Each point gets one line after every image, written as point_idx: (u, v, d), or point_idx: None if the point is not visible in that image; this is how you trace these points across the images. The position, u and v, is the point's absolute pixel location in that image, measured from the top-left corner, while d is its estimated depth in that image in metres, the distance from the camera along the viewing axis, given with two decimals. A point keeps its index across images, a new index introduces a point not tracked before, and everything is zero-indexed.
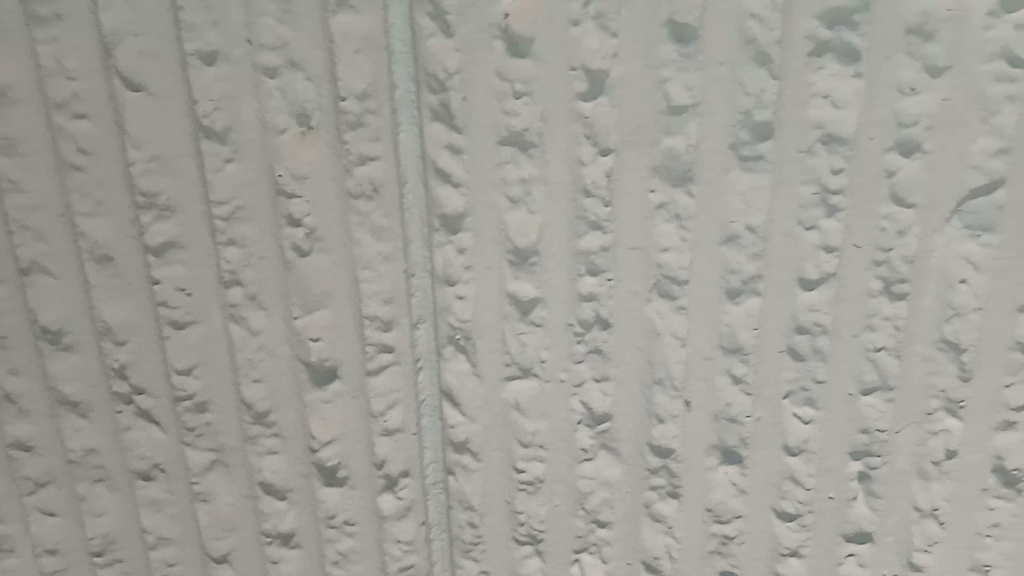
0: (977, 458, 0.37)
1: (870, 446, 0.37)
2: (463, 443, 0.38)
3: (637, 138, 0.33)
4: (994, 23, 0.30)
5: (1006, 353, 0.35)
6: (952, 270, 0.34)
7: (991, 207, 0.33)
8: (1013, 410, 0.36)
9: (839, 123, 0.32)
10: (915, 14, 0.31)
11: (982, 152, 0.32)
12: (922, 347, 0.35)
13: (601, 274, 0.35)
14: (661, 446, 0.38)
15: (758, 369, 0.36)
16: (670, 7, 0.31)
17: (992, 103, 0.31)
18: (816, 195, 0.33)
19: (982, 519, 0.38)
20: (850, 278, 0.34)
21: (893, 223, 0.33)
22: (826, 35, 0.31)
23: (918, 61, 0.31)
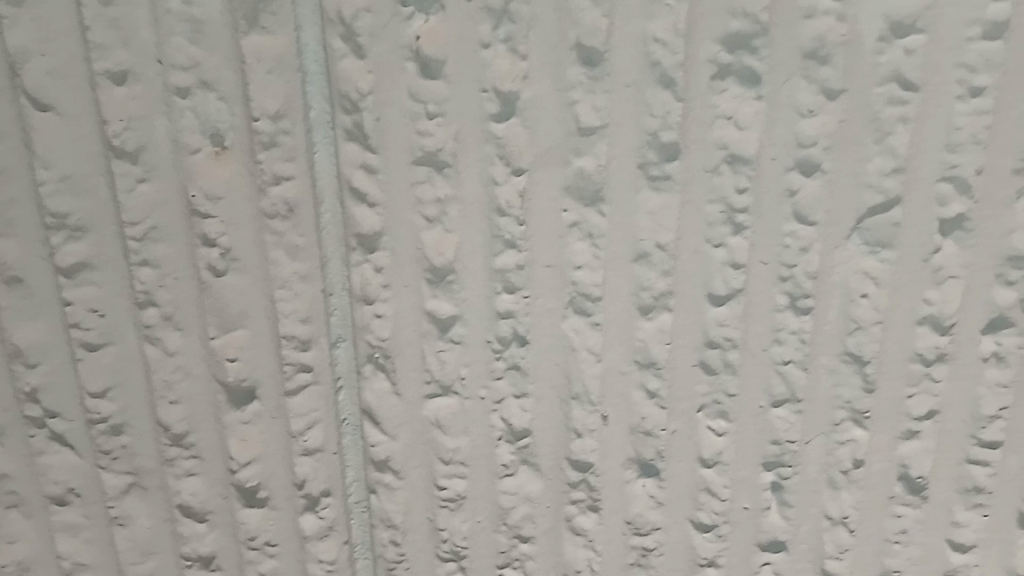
0: (883, 467, 0.39)
1: (781, 457, 0.38)
2: (384, 461, 0.38)
3: (549, 159, 0.34)
4: (884, 48, 0.32)
5: (905, 365, 0.37)
6: (853, 285, 0.35)
7: (888, 224, 0.34)
8: (915, 419, 0.38)
9: (741, 144, 0.33)
10: (811, 39, 0.32)
11: (878, 172, 0.33)
12: (828, 359, 0.37)
13: (517, 291, 0.36)
14: (580, 461, 0.39)
15: (672, 383, 0.37)
16: (576, 30, 0.32)
17: (886, 124, 0.33)
18: (722, 214, 0.34)
19: (890, 525, 0.40)
20: (757, 294, 0.36)
21: (796, 240, 0.34)
22: (727, 59, 0.32)
23: (815, 85, 0.32)
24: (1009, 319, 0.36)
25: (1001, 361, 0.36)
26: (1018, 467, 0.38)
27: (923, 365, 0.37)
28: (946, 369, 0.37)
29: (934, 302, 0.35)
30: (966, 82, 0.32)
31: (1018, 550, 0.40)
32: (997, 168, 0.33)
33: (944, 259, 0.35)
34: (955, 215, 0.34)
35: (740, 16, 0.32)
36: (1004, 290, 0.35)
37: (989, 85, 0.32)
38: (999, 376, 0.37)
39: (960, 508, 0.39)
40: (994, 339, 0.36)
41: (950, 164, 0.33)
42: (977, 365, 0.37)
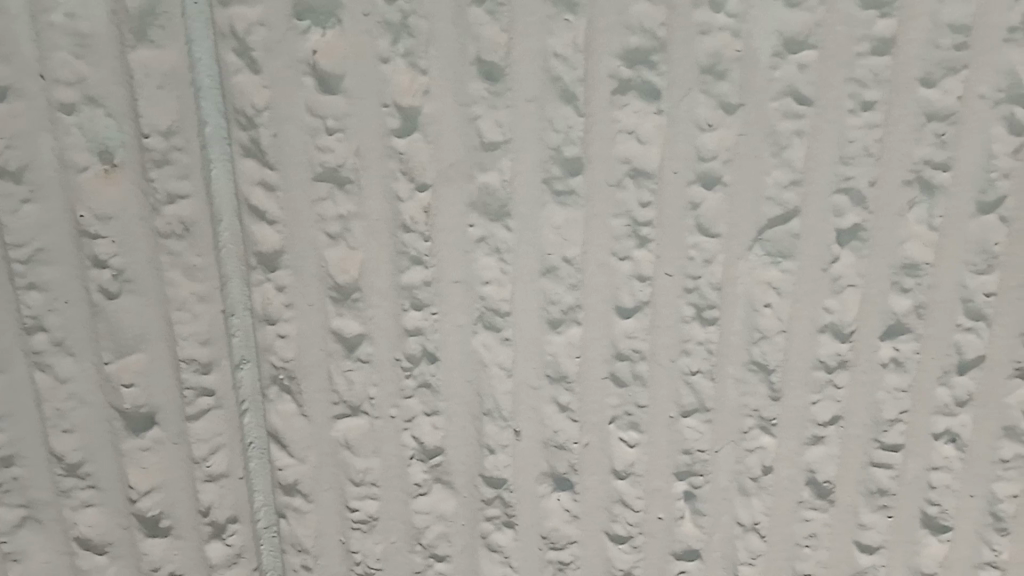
0: (791, 473, 0.39)
1: (693, 466, 0.39)
2: (292, 485, 0.37)
3: (453, 174, 0.33)
4: (779, 63, 0.32)
5: (809, 372, 0.37)
6: (756, 295, 0.36)
7: (789, 235, 0.35)
8: (820, 424, 0.38)
9: (643, 158, 0.33)
10: (707, 54, 0.32)
11: (777, 184, 0.34)
12: (734, 369, 0.37)
13: (425, 308, 0.35)
14: (494, 477, 0.38)
15: (584, 397, 0.37)
16: (476, 45, 0.32)
17: (783, 138, 0.33)
18: (627, 227, 0.34)
19: (800, 530, 0.40)
20: (664, 306, 0.36)
21: (700, 252, 0.35)
22: (627, 74, 0.32)
23: (713, 99, 0.33)
24: (905, 326, 0.37)
25: (900, 367, 0.37)
26: (920, 469, 0.39)
27: (826, 372, 0.37)
28: (848, 376, 0.38)
29: (834, 311, 0.36)
30: (858, 97, 0.33)
31: (923, 549, 0.41)
32: (890, 179, 0.34)
33: (843, 269, 0.35)
34: (851, 226, 0.35)
35: (637, 31, 0.32)
36: (900, 298, 0.36)
37: (879, 99, 0.33)
38: (899, 381, 0.38)
39: (866, 511, 0.40)
40: (891, 345, 0.37)
41: (845, 176, 0.34)
42: (877, 370, 0.38)
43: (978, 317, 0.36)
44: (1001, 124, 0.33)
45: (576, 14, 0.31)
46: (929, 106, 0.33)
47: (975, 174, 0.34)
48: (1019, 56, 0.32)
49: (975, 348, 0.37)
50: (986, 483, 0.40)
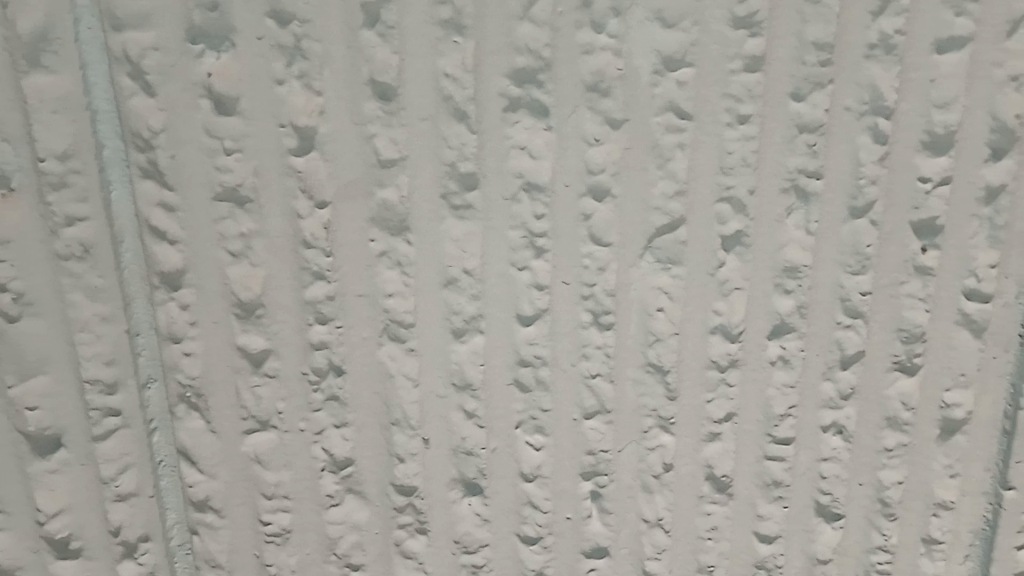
0: (690, 469, 0.41)
1: (597, 466, 0.40)
2: (203, 501, 0.38)
3: (352, 191, 0.34)
4: (659, 80, 0.34)
5: (702, 371, 0.39)
6: (649, 300, 0.38)
7: (676, 242, 0.37)
8: (715, 421, 0.40)
9: (536, 173, 0.35)
10: (591, 73, 0.34)
11: (662, 195, 0.36)
12: (632, 371, 0.39)
13: (330, 322, 0.36)
14: (404, 485, 0.39)
15: (489, 403, 0.39)
16: (369, 67, 0.33)
17: (666, 150, 0.35)
18: (523, 238, 0.36)
19: (702, 523, 0.42)
20: (563, 313, 0.37)
21: (594, 260, 0.37)
22: (517, 92, 0.34)
23: (599, 115, 0.34)
24: (789, 326, 0.39)
25: (787, 364, 0.40)
26: (811, 460, 0.42)
27: (718, 372, 0.39)
28: (739, 374, 0.40)
29: (723, 312, 0.38)
30: (734, 110, 0.35)
31: (818, 537, 0.43)
32: (767, 188, 0.36)
33: (728, 273, 0.38)
34: (734, 232, 0.37)
35: (523, 52, 0.33)
36: (783, 299, 0.38)
37: (754, 113, 0.35)
38: (786, 377, 0.40)
39: (763, 502, 0.42)
40: (778, 344, 0.39)
41: (726, 185, 0.36)
42: (766, 368, 0.40)
43: (856, 314, 0.39)
44: (867, 134, 0.36)
45: (464, 36, 0.33)
46: (800, 119, 0.35)
47: (845, 181, 0.37)
48: (879, 71, 0.35)
49: (855, 345, 0.40)
50: (872, 471, 0.42)
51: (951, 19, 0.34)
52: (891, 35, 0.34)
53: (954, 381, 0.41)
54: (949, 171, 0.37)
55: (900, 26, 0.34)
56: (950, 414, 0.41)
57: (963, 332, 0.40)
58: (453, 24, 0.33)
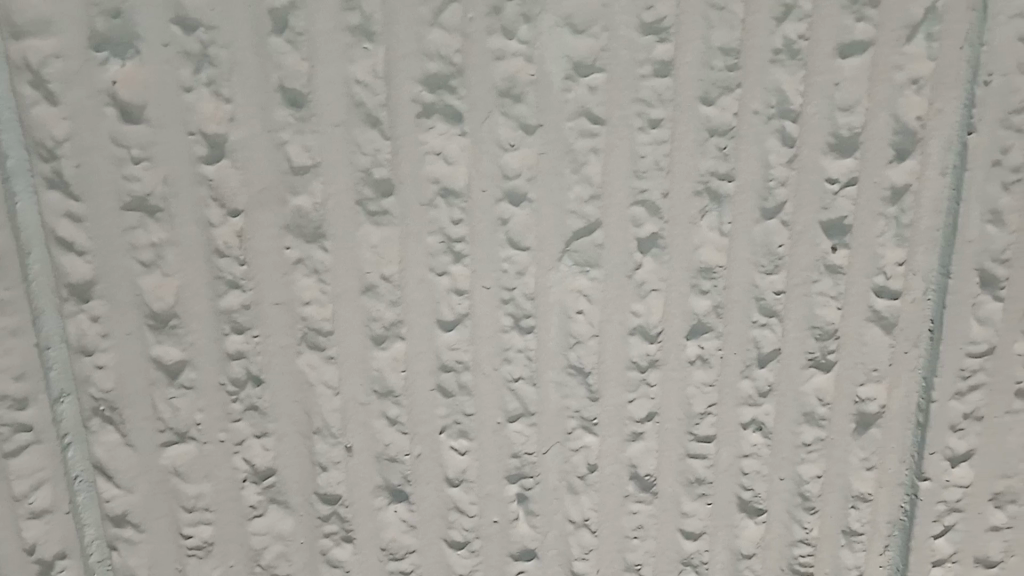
0: (615, 469, 0.42)
1: (522, 469, 0.41)
2: (121, 516, 0.37)
3: (265, 199, 0.34)
4: (571, 86, 0.35)
5: (624, 372, 0.40)
6: (569, 303, 0.38)
7: (592, 245, 0.37)
8: (638, 421, 0.41)
9: (451, 178, 0.35)
10: (503, 78, 0.34)
11: (578, 199, 0.36)
12: (554, 373, 0.39)
13: (246, 331, 0.36)
14: (328, 493, 0.39)
15: (412, 409, 0.39)
16: (279, 74, 0.33)
17: (581, 155, 0.36)
18: (442, 243, 0.36)
19: (628, 522, 0.43)
20: (484, 317, 0.38)
21: (513, 264, 0.37)
22: (430, 98, 0.34)
23: (512, 120, 0.35)
24: (706, 325, 0.40)
25: (706, 363, 0.40)
26: (732, 457, 0.43)
27: (638, 372, 0.40)
28: (659, 374, 0.40)
29: (641, 314, 0.39)
30: (645, 115, 0.36)
31: (742, 532, 0.44)
32: (680, 191, 0.37)
33: (646, 274, 0.38)
34: (650, 235, 0.38)
35: (435, 58, 0.33)
36: (699, 299, 0.39)
37: (664, 117, 0.36)
38: (705, 376, 0.41)
39: (687, 500, 0.43)
40: (696, 343, 0.40)
41: (640, 188, 0.37)
42: (686, 367, 0.40)
43: (771, 313, 0.40)
44: (775, 137, 0.37)
45: (374, 43, 0.33)
46: (710, 122, 0.36)
47: (756, 183, 0.37)
48: (784, 76, 0.36)
49: (771, 342, 0.40)
50: (792, 466, 0.43)
51: (852, 24, 0.36)
52: (795, 40, 0.35)
53: (867, 376, 0.42)
54: (855, 172, 0.38)
55: (803, 32, 0.35)
56: (864, 408, 0.42)
57: (874, 327, 0.41)
58: (363, 30, 0.33)
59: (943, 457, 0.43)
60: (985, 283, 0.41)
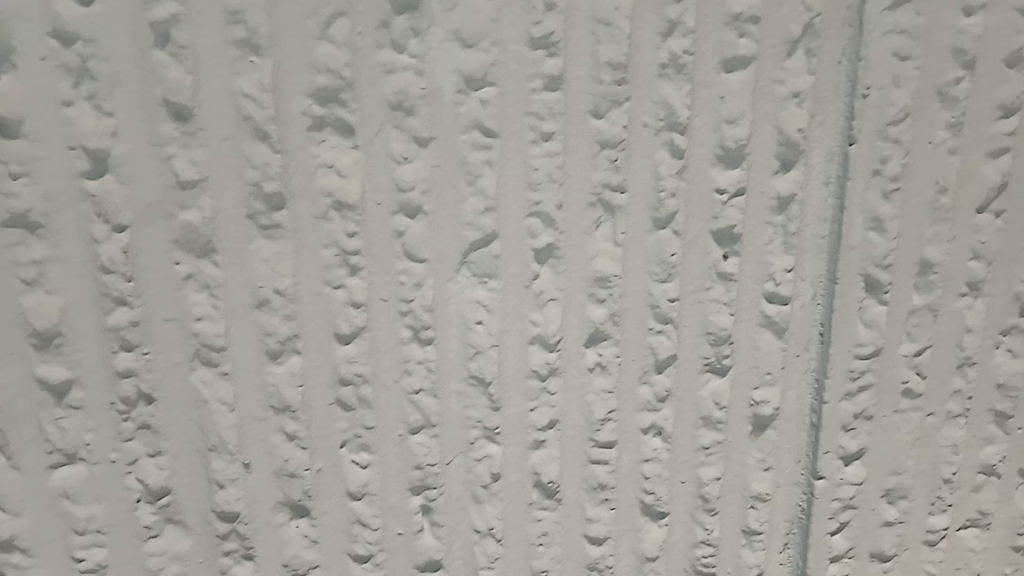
0: (519, 477, 0.42)
1: (425, 480, 0.41)
2: (8, 541, 0.36)
3: (151, 214, 0.34)
4: (463, 99, 0.35)
5: (524, 381, 0.40)
6: (467, 313, 0.38)
7: (489, 257, 0.38)
8: (539, 429, 0.41)
9: (345, 192, 0.35)
10: (394, 92, 0.34)
11: (473, 211, 0.37)
12: (456, 384, 0.40)
13: (136, 348, 0.35)
14: (226, 511, 0.38)
15: (311, 424, 0.38)
16: (163, 87, 0.32)
17: (475, 167, 0.36)
18: (337, 257, 0.36)
19: (533, 530, 0.43)
20: (382, 330, 0.38)
21: (410, 276, 0.37)
22: (320, 111, 0.34)
23: (405, 133, 0.35)
24: (604, 333, 0.40)
25: (604, 370, 0.41)
26: (634, 462, 0.43)
27: (539, 380, 0.40)
28: (559, 382, 0.41)
29: (540, 323, 0.39)
30: (537, 128, 0.36)
31: (646, 535, 0.44)
32: (574, 203, 0.38)
33: (543, 284, 0.39)
34: (546, 246, 0.38)
35: (324, 71, 0.34)
36: (596, 307, 0.40)
37: (556, 130, 0.36)
38: (605, 383, 0.41)
39: (591, 505, 0.43)
40: (595, 351, 0.41)
41: (534, 201, 0.37)
42: (585, 375, 0.41)
43: (666, 320, 0.41)
44: (664, 149, 0.38)
45: (261, 56, 0.33)
46: (601, 135, 0.37)
47: (647, 194, 0.38)
48: (671, 89, 0.37)
49: (667, 349, 0.41)
50: (692, 469, 0.44)
51: (735, 40, 0.37)
52: (680, 55, 0.36)
53: (761, 380, 0.43)
54: (742, 183, 0.39)
55: (688, 47, 0.36)
56: (759, 410, 0.44)
57: (765, 332, 0.42)
58: (249, 44, 0.33)
59: (836, 457, 0.45)
60: (870, 288, 0.42)
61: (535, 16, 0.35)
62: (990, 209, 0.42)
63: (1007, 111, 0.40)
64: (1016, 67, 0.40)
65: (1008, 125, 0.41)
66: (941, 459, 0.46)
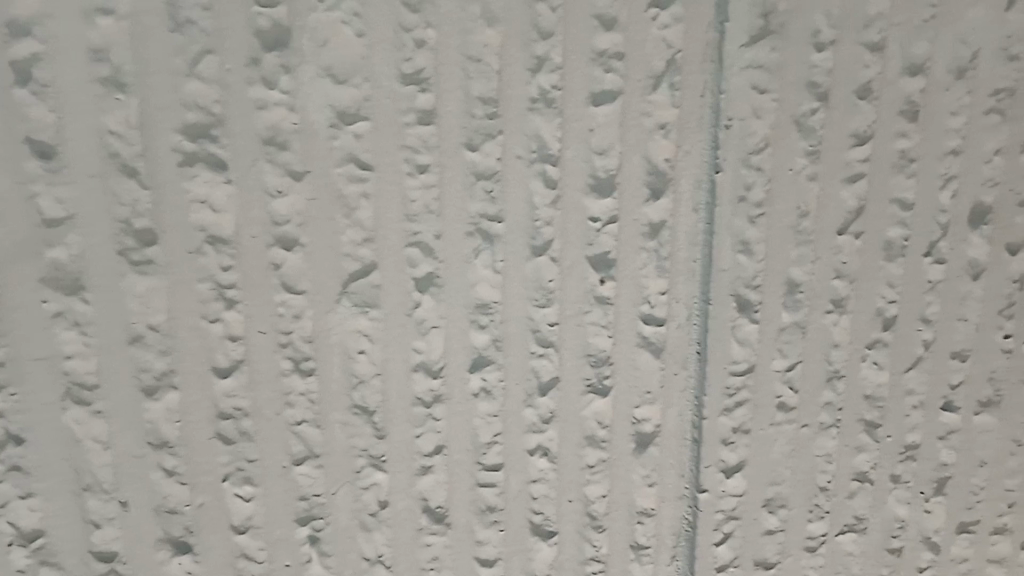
0: (407, 504, 0.42)
1: (311, 510, 0.41)
2: None
3: (16, 253, 0.34)
4: (336, 133, 0.36)
5: (409, 409, 0.41)
6: (349, 343, 0.39)
7: (369, 286, 0.38)
8: (426, 455, 0.42)
9: (218, 226, 0.35)
10: (265, 127, 0.35)
11: (351, 242, 0.37)
12: (340, 414, 0.40)
13: (3, 389, 0.35)
14: (104, 551, 0.38)
15: (191, 458, 0.38)
16: (25, 125, 0.33)
17: (351, 200, 0.37)
18: (213, 290, 0.36)
19: (423, 555, 0.43)
20: (262, 361, 0.38)
21: (288, 308, 0.37)
22: (191, 146, 0.34)
23: (278, 167, 0.36)
24: (487, 358, 0.41)
25: (488, 395, 0.42)
26: (522, 483, 0.44)
27: (424, 407, 0.41)
28: (444, 408, 0.41)
29: (423, 350, 0.40)
30: (412, 160, 0.37)
31: (536, 555, 0.45)
32: (452, 232, 0.39)
33: (425, 312, 0.39)
34: (425, 275, 0.39)
35: (193, 108, 0.34)
36: (478, 333, 0.41)
37: (431, 162, 0.37)
38: (489, 408, 0.42)
39: (480, 528, 0.44)
40: (479, 376, 0.41)
41: (412, 231, 0.38)
42: (470, 400, 0.42)
43: (547, 343, 0.42)
44: (538, 179, 0.39)
45: (127, 93, 0.33)
46: (475, 167, 0.38)
47: (524, 222, 0.40)
48: (542, 122, 0.38)
49: (549, 372, 0.43)
50: (579, 488, 0.45)
51: (601, 75, 0.38)
52: (549, 90, 0.38)
53: (641, 399, 0.45)
54: (615, 211, 0.41)
55: (556, 82, 0.38)
56: (641, 427, 0.45)
57: (643, 353, 0.44)
58: (114, 82, 0.33)
59: (717, 470, 0.47)
60: (741, 308, 0.44)
61: (405, 52, 0.36)
62: (850, 231, 0.44)
63: (860, 139, 0.43)
64: (866, 99, 0.42)
65: (862, 152, 0.43)
66: (816, 468, 0.48)
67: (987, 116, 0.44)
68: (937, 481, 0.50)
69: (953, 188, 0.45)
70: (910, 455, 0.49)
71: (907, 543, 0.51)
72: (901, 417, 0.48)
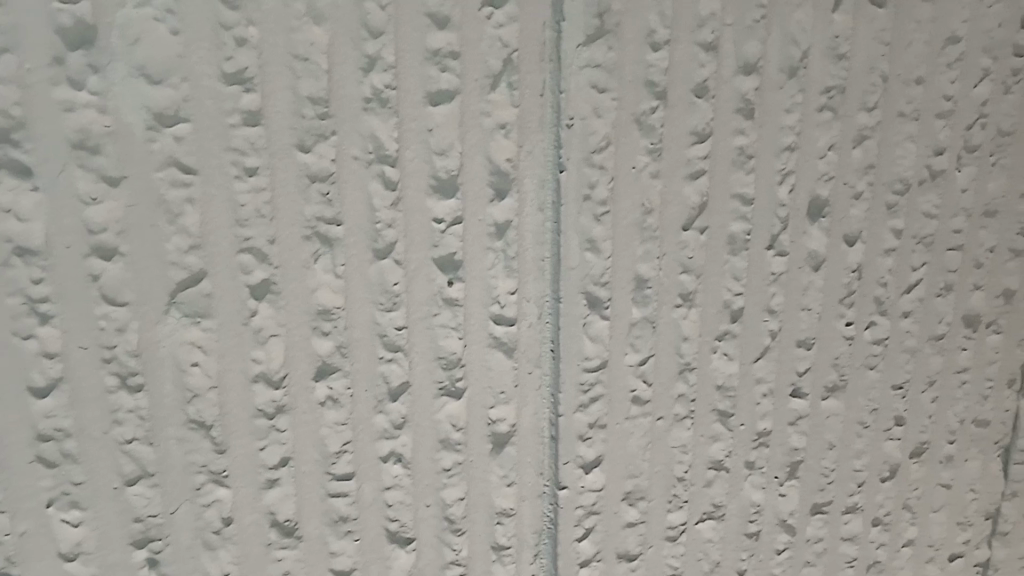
0: (254, 518, 0.41)
1: (148, 532, 0.39)
2: None
3: None
4: (155, 136, 0.34)
5: (251, 421, 0.39)
6: (181, 356, 0.37)
7: (199, 295, 0.37)
8: (271, 468, 0.40)
9: (26, 236, 0.34)
10: (74, 130, 0.33)
11: (177, 249, 0.36)
12: (175, 430, 0.38)
13: None
14: None
15: (8, 485, 0.36)
16: None
17: (174, 206, 0.35)
18: (23, 304, 0.34)
19: (273, 570, 0.42)
20: (84, 379, 0.36)
21: (110, 321, 0.35)
22: None
23: (91, 173, 0.34)
24: (333, 365, 0.40)
25: (335, 403, 0.41)
26: (376, 490, 0.43)
27: (266, 419, 0.40)
28: (289, 419, 0.40)
29: (262, 360, 0.39)
30: (239, 163, 0.36)
31: (394, 562, 0.44)
32: (288, 237, 0.38)
33: (262, 320, 0.38)
34: (261, 281, 0.38)
35: None
36: (321, 340, 0.40)
37: (261, 165, 0.36)
38: (338, 416, 0.41)
39: (334, 538, 0.43)
40: (325, 384, 0.40)
41: (244, 237, 0.37)
42: (316, 410, 0.41)
43: (395, 348, 0.41)
44: (376, 181, 0.38)
45: None
46: (309, 169, 0.37)
47: (363, 225, 0.39)
48: (377, 123, 0.37)
49: (399, 376, 0.42)
50: (435, 492, 0.44)
51: (437, 74, 0.38)
52: (382, 90, 0.37)
53: (495, 399, 0.44)
54: (458, 212, 0.40)
55: (390, 82, 0.37)
56: (496, 428, 0.45)
57: (495, 353, 0.43)
58: None
59: (576, 466, 0.47)
60: (592, 305, 0.44)
61: (225, 51, 0.34)
62: (694, 226, 0.45)
63: (699, 136, 0.44)
64: (703, 97, 0.43)
65: (702, 150, 0.44)
66: (672, 459, 0.49)
67: (819, 113, 0.45)
68: (789, 465, 0.52)
69: (791, 182, 0.46)
70: (762, 441, 0.51)
71: (762, 526, 0.53)
72: (751, 405, 0.50)
